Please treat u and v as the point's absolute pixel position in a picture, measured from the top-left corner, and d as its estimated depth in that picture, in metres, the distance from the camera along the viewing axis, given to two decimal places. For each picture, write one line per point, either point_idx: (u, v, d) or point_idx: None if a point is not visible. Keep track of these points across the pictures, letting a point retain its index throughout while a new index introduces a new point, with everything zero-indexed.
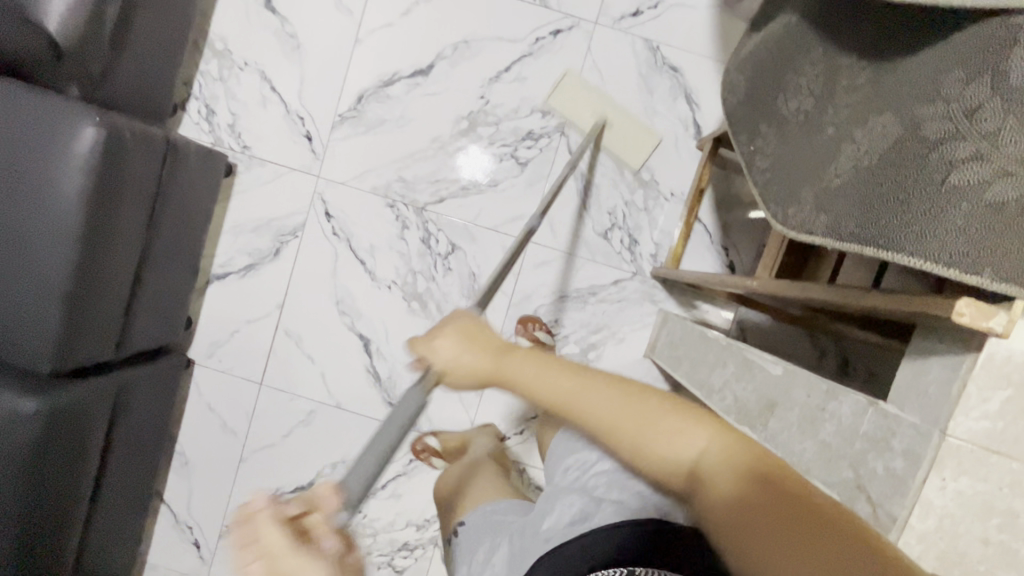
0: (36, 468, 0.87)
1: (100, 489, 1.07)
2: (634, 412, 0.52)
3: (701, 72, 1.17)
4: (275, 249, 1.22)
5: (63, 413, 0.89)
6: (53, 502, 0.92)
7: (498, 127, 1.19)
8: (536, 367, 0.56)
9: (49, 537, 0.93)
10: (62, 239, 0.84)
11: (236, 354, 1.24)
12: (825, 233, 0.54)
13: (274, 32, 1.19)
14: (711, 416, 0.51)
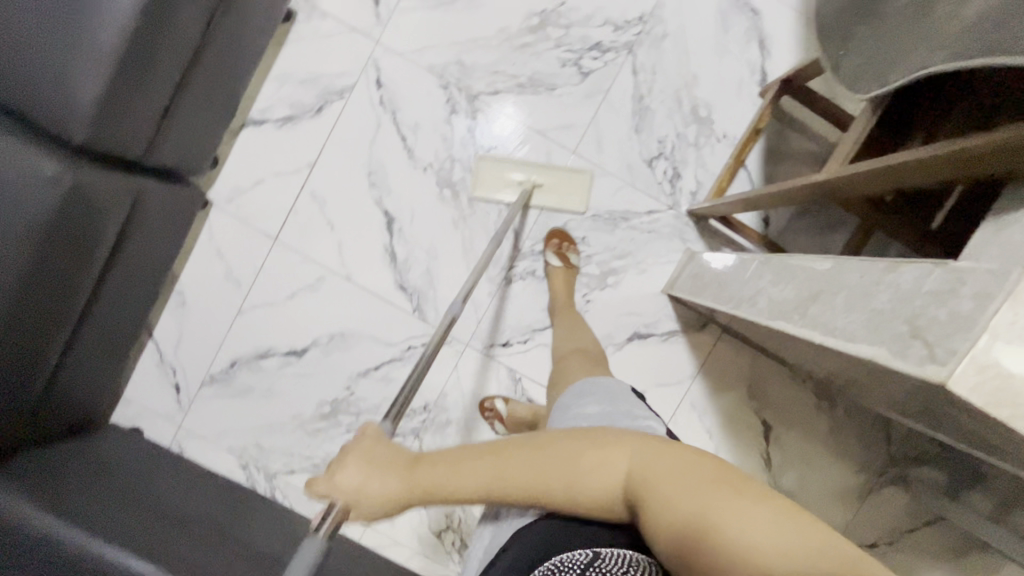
0: (44, 239, 0.85)
1: (97, 298, 1.03)
2: (558, 472, 0.59)
3: (781, 19, 1.16)
4: (318, 107, 1.19)
5: (81, 191, 0.86)
6: (53, 284, 0.90)
7: (568, 32, 1.17)
8: (446, 469, 0.61)
9: (39, 321, 0.91)
10: (117, 6, 0.80)
11: (256, 205, 1.22)
12: (947, 62, 0.56)
13: None
14: (622, 441, 0.59)
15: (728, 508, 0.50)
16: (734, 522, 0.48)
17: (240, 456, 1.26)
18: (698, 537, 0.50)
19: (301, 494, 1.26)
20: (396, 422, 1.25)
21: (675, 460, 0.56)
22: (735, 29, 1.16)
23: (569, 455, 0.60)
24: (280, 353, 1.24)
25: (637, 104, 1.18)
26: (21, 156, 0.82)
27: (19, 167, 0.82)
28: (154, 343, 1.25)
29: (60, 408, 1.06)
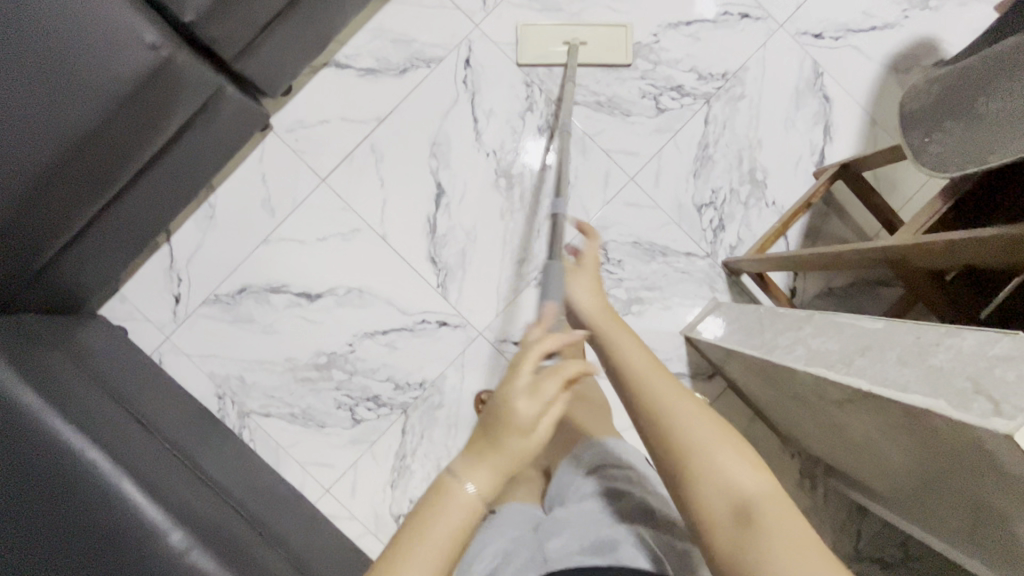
0: (122, 104, 0.84)
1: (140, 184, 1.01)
2: (655, 407, 0.59)
3: (848, 113, 1.24)
4: (403, 68, 1.22)
5: (173, 69, 0.87)
6: (112, 153, 0.88)
7: (655, 68, 1.23)
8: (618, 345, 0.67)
9: (86, 185, 0.89)
10: None
11: (314, 142, 1.22)
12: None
13: None
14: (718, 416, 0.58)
15: (788, 526, 0.50)
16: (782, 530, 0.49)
17: (219, 385, 1.21)
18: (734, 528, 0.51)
19: (268, 441, 1.21)
20: (388, 392, 1.22)
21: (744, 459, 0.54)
22: (805, 110, 1.24)
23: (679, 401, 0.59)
24: (292, 292, 1.21)
25: (701, 151, 1.23)
26: (127, 19, 0.83)
27: (122, 29, 0.83)
28: (168, 247, 1.21)
29: (61, 282, 1.02)
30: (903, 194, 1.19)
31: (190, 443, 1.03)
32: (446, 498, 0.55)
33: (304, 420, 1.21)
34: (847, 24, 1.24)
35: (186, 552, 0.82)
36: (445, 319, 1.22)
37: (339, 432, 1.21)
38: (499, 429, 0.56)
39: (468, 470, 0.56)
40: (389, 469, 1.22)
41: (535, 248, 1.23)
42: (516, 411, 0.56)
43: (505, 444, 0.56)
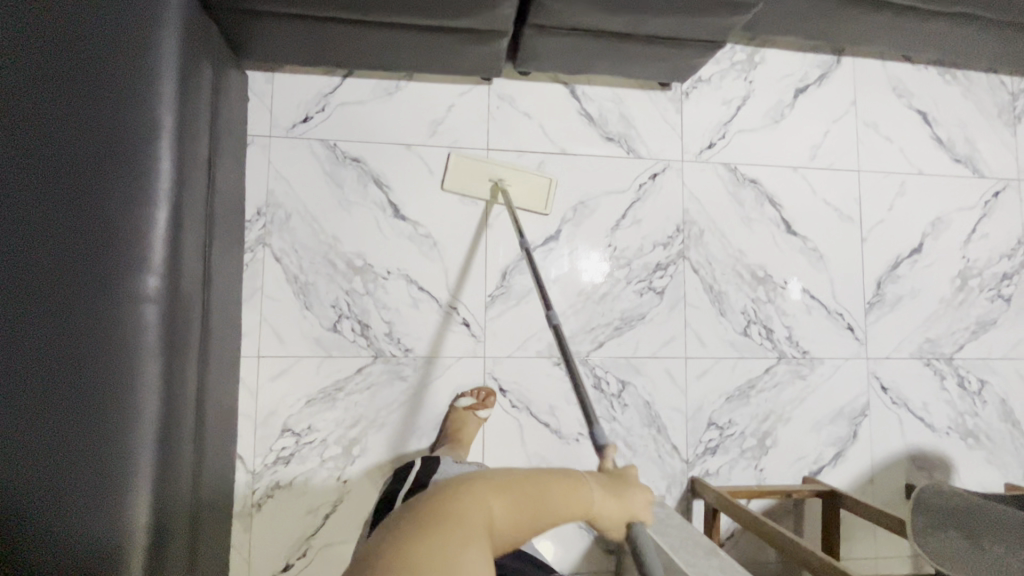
0: None
1: (371, 29, 1.07)
2: (537, 515, 0.61)
3: (861, 459, 1.36)
4: (609, 138, 1.34)
5: None
6: None
7: (766, 303, 1.36)
8: (565, 506, 0.63)
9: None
10: None
11: (508, 120, 1.31)
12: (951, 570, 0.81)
13: (781, 100, 1.41)
14: (520, 511, 0.60)
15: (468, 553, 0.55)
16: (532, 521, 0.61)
17: (267, 204, 1.21)
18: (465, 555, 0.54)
19: (257, 278, 1.19)
20: (378, 332, 1.22)
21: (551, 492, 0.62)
22: (835, 428, 1.36)
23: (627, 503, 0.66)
24: (387, 196, 1.25)
25: (746, 387, 1.33)
26: None
27: None
28: (340, 81, 1.25)
29: (256, 30, 1.06)
30: (848, 549, 1.29)
31: (219, 224, 1.03)
32: (587, 489, 0.64)
33: (298, 290, 1.20)
34: (907, 400, 1.39)
35: (145, 302, 0.82)
36: (470, 323, 1.25)
37: (313, 324, 1.20)
38: (547, 489, 0.62)
39: (501, 503, 0.59)
40: (320, 387, 1.19)
41: (579, 337, 1.29)
42: (633, 489, 0.67)
43: (574, 483, 0.64)
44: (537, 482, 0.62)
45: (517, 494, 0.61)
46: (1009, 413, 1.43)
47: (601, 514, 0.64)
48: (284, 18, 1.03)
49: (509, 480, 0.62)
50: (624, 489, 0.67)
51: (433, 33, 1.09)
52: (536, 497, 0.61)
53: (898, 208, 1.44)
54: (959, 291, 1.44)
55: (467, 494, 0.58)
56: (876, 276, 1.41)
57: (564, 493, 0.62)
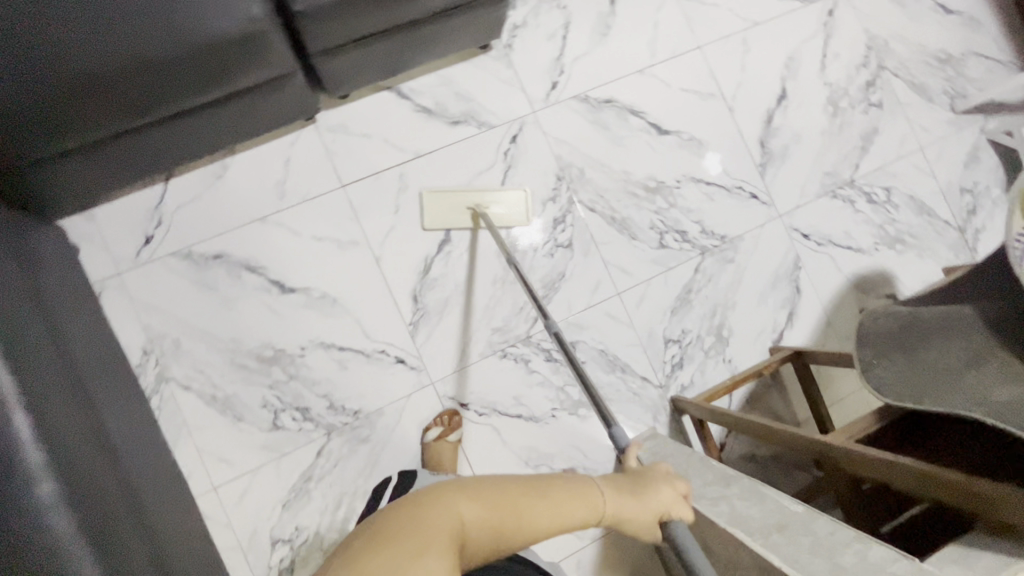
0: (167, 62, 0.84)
1: (156, 126, 0.98)
2: (519, 509, 0.59)
3: (811, 309, 1.40)
4: (456, 120, 1.30)
5: (238, 48, 0.89)
6: (141, 94, 0.88)
7: (669, 209, 1.37)
8: (575, 505, 0.64)
9: (105, 112, 0.88)
10: None
11: (350, 149, 1.25)
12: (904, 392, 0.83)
13: (601, 11, 1.38)
14: (504, 506, 0.58)
15: (428, 560, 0.50)
16: (525, 522, 0.59)
17: (149, 340, 1.14)
18: (428, 551, 0.51)
19: (176, 415, 1.13)
20: (320, 408, 1.18)
21: (550, 501, 0.62)
22: (778, 292, 1.39)
23: (626, 492, 0.69)
24: (266, 276, 1.19)
25: (684, 294, 1.35)
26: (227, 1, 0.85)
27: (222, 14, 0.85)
28: (163, 187, 1.17)
29: (39, 181, 0.96)
30: (832, 394, 1.34)
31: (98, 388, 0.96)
32: (597, 492, 0.67)
33: (222, 407, 1.15)
34: (829, 236, 1.43)
35: None
36: (404, 358, 1.22)
37: (253, 432, 1.15)
38: (544, 493, 0.62)
39: (478, 500, 0.57)
40: (289, 486, 1.15)
41: (513, 322, 1.27)
42: (659, 491, 0.72)
43: (598, 500, 0.66)
44: (529, 490, 0.61)
45: (502, 501, 0.59)
46: (922, 206, 1.48)
47: (620, 516, 0.68)
48: (57, 157, 0.94)
49: (492, 486, 0.60)
50: (642, 488, 0.72)
51: (222, 101, 1.01)
52: (535, 491, 0.61)
53: (750, 64, 1.44)
54: (835, 117, 1.47)
55: (439, 501, 0.55)
56: (756, 137, 1.42)
57: (574, 498, 0.64)
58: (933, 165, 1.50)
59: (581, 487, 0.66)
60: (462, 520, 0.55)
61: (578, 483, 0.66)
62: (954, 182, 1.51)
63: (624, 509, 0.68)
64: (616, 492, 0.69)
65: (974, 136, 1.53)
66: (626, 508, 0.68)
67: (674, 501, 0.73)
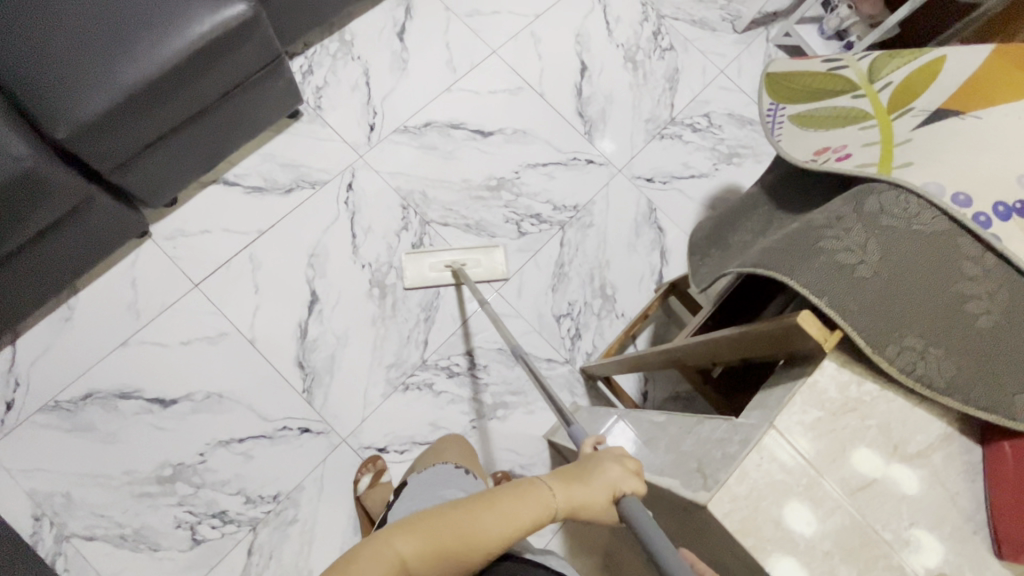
0: None
1: None
2: (466, 541, 0.59)
3: (679, 241, 1.47)
4: (288, 188, 1.34)
5: (13, 192, 0.90)
6: None
7: (517, 199, 1.43)
8: (514, 512, 0.61)
9: None
10: (145, 58, 0.96)
11: (193, 249, 1.26)
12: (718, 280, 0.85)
13: (393, 50, 1.48)
14: (450, 545, 0.58)
15: None
16: (473, 554, 0.59)
17: (38, 504, 1.09)
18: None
19: (86, 570, 1.07)
20: (237, 507, 1.14)
21: (496, 518, 0.60)
22: (643, 237, 1.46)
23: (576, 484, 0.64)
24: (143, 398, 1.17)
25: (559, 269, 1.40)
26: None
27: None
28: (11, 349, 1.15)
29: None
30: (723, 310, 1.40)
31: None
32: (539, 488, 0.63)
33: (134, 542, 1.10)
34: (671, 173, 1.52)
35: None
36: (308, 426, 1.20)
37: (174, 557, 1.10)
38: (487, 510, 0.60)
39: (417, 538, 0.57)
40: None
41: (405, 353, 1.28)
42: (606, 466, 0.65)
43: (535, 494, 0.63)
44: (474, 515, 0.60)
45: (445, 532, 0.58)
46: (743, 119, 1.60)
47: (572, 508, 0.64)
48: None
49: (435, 517, 0.59)
50: (589, 470, 0.65)
51: (27, 245, 1.01)
52: (481, 508, 0.60)
53: (545, 50, 1.56)
54: (636, 70, 1.59)
55: (380, 543, 0.56)
56: (573, 109, 1.52)
57: (514, 506, 0.62)
58: (737, 82, 1.63)
59: (534, 498, 0.63)
60: (397, 556, 0.55)
61: (518, 484, 0.64)
62: None
63: (568, 497, 0.63)
64: (566, 484, 0.64)
65: (763, 46, 1.68)
66: (561, 495, 0.63)
67: (624, 475, 0.64)
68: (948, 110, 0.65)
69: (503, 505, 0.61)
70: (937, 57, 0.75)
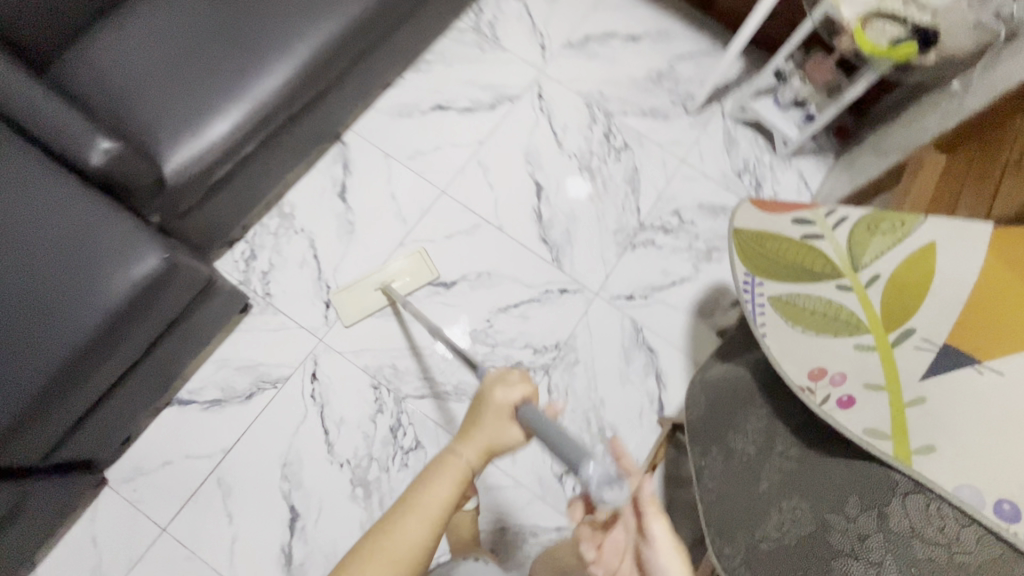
0: None
1: None
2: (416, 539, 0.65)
3: (674, 360, 1.37)
4: (248, 393, 1.24)
5: None
6: None
7: (493, 350, 1.33)
8: (441, 486, 0.69)
9: None
10: (57, 345, 0.88)
11: (155, 488, 1.16)
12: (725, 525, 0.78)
13: (337, 213, 1.40)
14: (406, 551, 0.64)
15: None
16: (427, 544, 0.66)
17: None
18: None
19: None
20: None
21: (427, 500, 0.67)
22: (635, 364, 1.36)
23: (473, 435, 0.73)
24: None
25: None
26: None
27: None
28: None
29: None
30: None
31: None
32: (447, 458, 0.71)
33: None
34: (651, 284, 1.43)
35: None
36: None
37: None
38: (417, 500, 0.67)
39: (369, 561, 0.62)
40: None
41: None
42: (488, 408, 0.75)
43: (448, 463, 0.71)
44: (408, 509, 0.66)
45: (395, 546, 0.64)
46: (714, 208, 1.51)
47: (483, 458, 0.73)
48: None
49: (377, 536, 0.65)
50: (483, 414, 0.75)
51: None
52: (410, 504, 0.67)
53: (495, 177, 1.48)
54: (594, 178, 1.51)
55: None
56: (536, 236, 1.44)
57: (434, 484, 0.69)
58: (701, 168, 1.55)
59: (449, 468, 0.70)
60: None
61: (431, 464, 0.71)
62: (728, 171, 1.56)
63: (470, 446, 0.73)
64: (466, 437, 0.73)
65: (720, 124, 1.60)
66: (465, 453, 0.72)
67: (508, 395, 0.75)
68: (959, 353, 0.61)
69: (441, 490, 0.68)
70: (925, 244, 0.70)
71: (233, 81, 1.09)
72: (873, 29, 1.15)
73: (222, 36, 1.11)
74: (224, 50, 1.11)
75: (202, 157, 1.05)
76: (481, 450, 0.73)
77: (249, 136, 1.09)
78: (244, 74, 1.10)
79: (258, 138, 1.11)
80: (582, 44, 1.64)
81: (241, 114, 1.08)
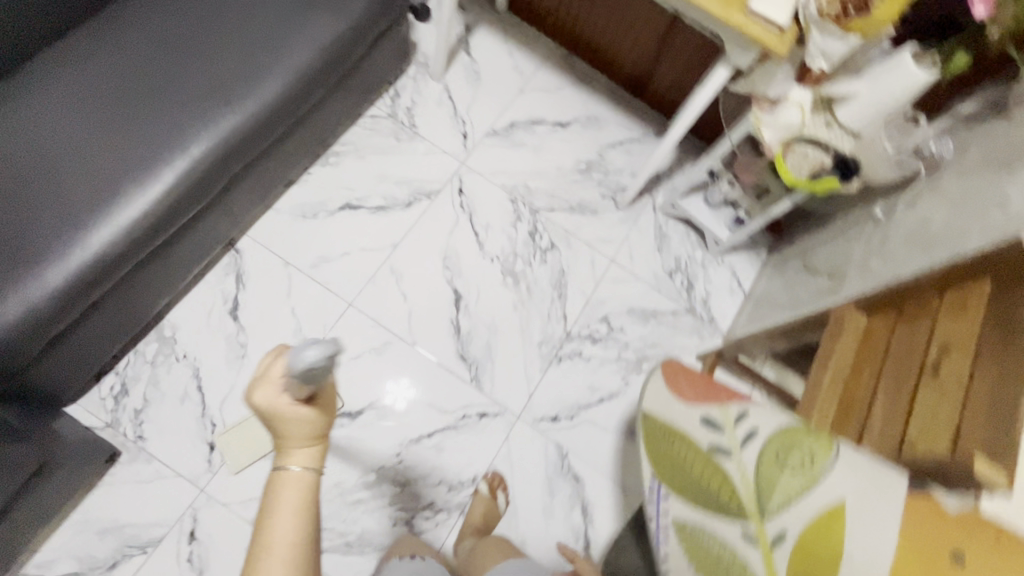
0: None
1: None
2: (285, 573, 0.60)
3: (601, 488, 1.28)
4: (111, 563, 1.07)
5: None
6: None
7: (403, 489, 1.21)
8: (289, 508, 0.63)
9: None
10: None
11: None
12: None
13: (227, 335, 1.25)
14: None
15: None
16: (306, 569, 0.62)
17: None
18: None
19: None
20: None
21: (280, 525, 0.61)
22: (559, 496, 1.26)
23: (284, 441, 0.64)
24: None
25: None
26: None
27: None
28: None
29: None
30: None
31: None
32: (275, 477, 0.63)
33: None
34: (577, 401, 1.33)
35: None
36: None
37: None
38: (268, 534, 0.61)
39: None
40: None
41: None
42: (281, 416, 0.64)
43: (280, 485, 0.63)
44: (261, 550, 0.61)
45: None
46: (645, 313, 1.44)
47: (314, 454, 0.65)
48: None
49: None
50: (274, 426, 0.64)
51: None
52: (262, 539, 0.61)
53: (410, 286, 1.36)
54: (518, 283, 1.41)
55: None
56: (452, 352, 1.32)
57: (279, 509, 0.62)
58: (631, 268, 1.47)
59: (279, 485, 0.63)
60: None
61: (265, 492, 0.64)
62: (659, 271, 1.48)
63: (290, 455, 0.64)
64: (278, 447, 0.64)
65: (651, 218, 1.53)
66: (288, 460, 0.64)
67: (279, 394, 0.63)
68: None
69: (284, 528, 0.61)
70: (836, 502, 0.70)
71: (78, 214, 0.96)
72: (795, 155, 1.09)
73: (64, 160, 0.98)
74: (68, 177, 0.98)
75: (43, 304, 0.92)
76: (303, 448, 0.64)
77: (101, 275, 0.97)
78: (92, 205, 0.97)
79: (115, 275, 0.99)
80: (507, 132, 1.55)
81: (89, 253, 0.95)
